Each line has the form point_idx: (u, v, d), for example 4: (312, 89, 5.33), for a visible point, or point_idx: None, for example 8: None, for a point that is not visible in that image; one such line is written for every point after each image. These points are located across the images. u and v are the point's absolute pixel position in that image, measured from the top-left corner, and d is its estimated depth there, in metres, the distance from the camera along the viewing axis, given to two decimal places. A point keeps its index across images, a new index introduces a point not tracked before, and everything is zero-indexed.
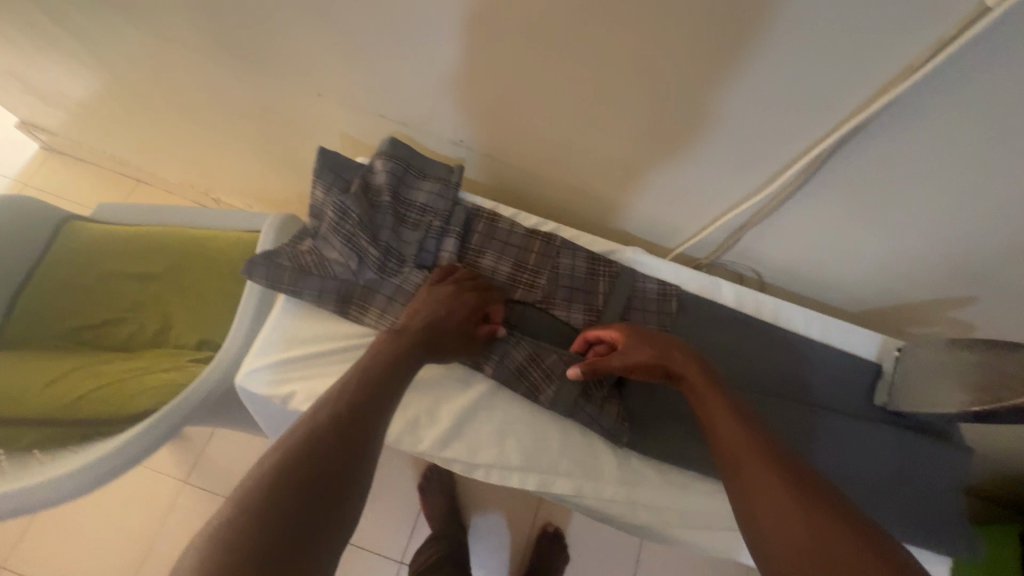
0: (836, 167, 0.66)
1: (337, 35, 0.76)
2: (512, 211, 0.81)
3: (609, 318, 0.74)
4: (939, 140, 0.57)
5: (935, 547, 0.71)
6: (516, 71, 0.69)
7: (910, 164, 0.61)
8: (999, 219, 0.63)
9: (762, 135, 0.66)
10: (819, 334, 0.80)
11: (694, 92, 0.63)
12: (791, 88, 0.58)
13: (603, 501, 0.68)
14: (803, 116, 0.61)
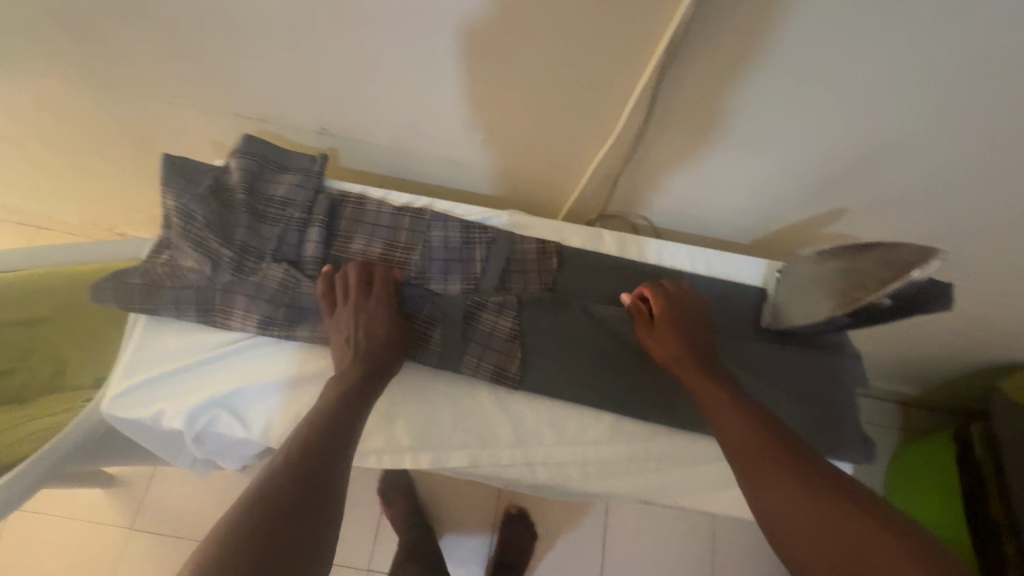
0: (672, 96, 0.66)
1: (159, 33, 0.73)
2: (382, 192, 0.79)
3: (487, 285, 0.73)
4: (748, 49, 0.58)
5: (835, 456, 0.72)
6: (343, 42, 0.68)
7: (735, 79, 0.62)
8: (832, 120, 0.65)
9: (596, 73, 0.65)
10: (704, 269, 0.80)
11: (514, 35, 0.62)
12: (599, 18, 0.58)
13: (502, 469, 0.67)
14: (623, 46, 0.61)
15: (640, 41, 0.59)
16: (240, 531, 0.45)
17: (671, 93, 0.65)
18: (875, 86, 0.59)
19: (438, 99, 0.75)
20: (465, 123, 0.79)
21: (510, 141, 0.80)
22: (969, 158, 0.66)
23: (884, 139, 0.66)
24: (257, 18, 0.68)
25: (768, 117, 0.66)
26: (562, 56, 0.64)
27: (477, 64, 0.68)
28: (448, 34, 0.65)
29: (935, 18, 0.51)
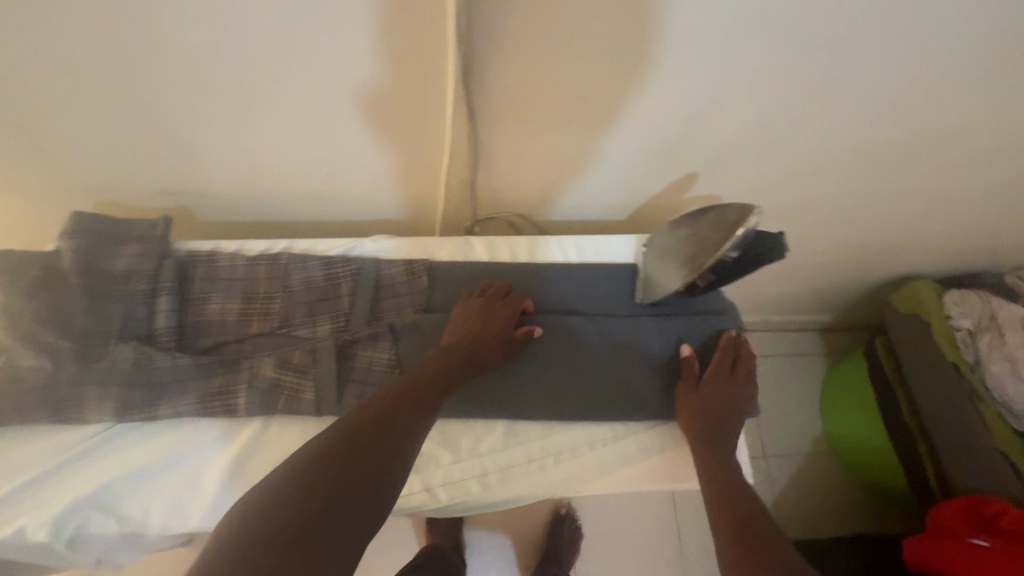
0: (488, 96, 0.65)
1: None
2: (236, 243, 0.76)
3: (357, 318, 0.71)
4: (534, 40, 0.58)
5: (725, 415, 0.73)
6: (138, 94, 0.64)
7: (536, 70, 0.62)
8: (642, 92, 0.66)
9: (407, 87, 0.64)
10: (576, 256, 0.80)
11: (310, 61, 0.60)
12: (382, 32, 0.57)
13: (403, 501, 0.66)
14: (417, 58, 0.60)
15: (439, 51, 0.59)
16: (294, 481, 0.47)
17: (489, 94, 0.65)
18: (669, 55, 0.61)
19: (269, 138, 0.73)
20: (305, 158, 0.76)
21: (359, 168, 0.79)
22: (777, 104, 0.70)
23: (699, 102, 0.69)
24: (43, 91, 0.63)
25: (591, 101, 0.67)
26: (369, 76, 0.63)
27: (294, 98, 0.66)
28: (242, 71, 0.62)
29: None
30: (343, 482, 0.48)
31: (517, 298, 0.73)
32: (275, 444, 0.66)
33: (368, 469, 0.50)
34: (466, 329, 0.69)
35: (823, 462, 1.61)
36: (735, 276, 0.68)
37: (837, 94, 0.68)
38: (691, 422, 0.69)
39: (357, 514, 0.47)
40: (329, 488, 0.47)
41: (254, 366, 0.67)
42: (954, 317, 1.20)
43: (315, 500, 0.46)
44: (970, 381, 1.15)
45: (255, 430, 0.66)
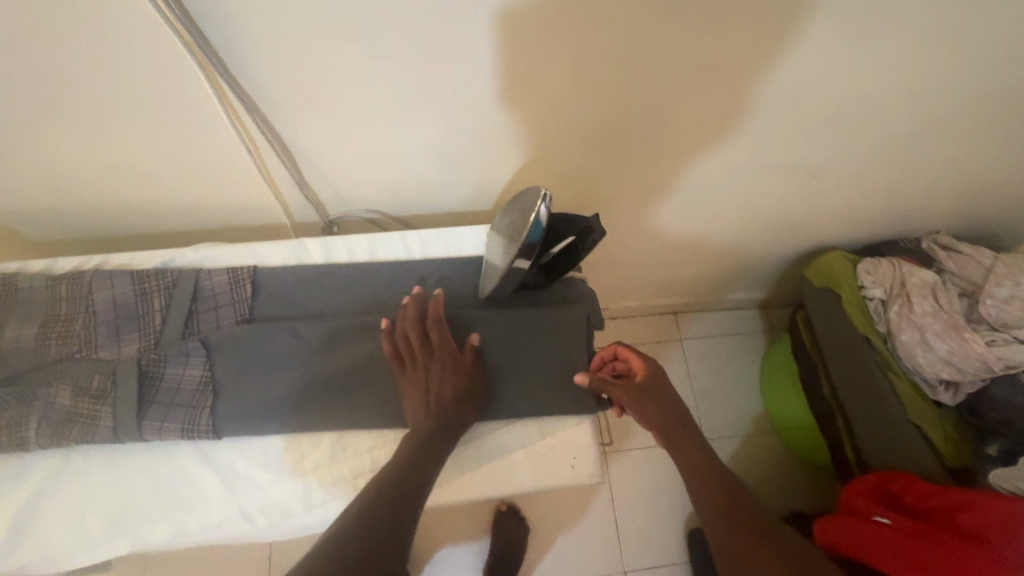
0: (265, 77, 0.61)
1: None
2: (44, 262, 0.70)
3: (168, 334, 0.67)
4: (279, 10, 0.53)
5: (573, 410, 0.69)
6: None
7: (300, 42, 0.57)
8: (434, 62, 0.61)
9: (176, 78, 0.59)
10: (420, 252, 0.76)
11: (50, 55, 0.55)
12: (108, 14, 0.52)
13: (214, 528, 0.61)
14: (162, 39, 0.55)
15: (183, 31, 0.54)
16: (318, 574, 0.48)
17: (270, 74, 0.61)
18: (444, 20, 0.57)
19: (58, 148, 0.67)
20: (109, 167, 0.71)
21: (173, 175, 0.73)
22: (589, 68, 0.65)
23: (506, 71, 0.64)
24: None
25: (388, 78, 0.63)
26: (128, 69, 0.58)
27: (60, 100, 0.61)
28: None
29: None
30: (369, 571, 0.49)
31: (441, 325, 0.66)
32: (73, 477, 0.61)
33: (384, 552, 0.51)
34: (421, 385, 0.64)
35: (765, 441, 1.58)
36: (563, 266, 0.65)
37: (651, 52, 0.63)
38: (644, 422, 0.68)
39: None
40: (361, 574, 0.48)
41: (49, 395, 0.62)
42: (866, 287, 1.16)
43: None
44: (884, 352, 1.12)
45: (53, 461, 0.61)
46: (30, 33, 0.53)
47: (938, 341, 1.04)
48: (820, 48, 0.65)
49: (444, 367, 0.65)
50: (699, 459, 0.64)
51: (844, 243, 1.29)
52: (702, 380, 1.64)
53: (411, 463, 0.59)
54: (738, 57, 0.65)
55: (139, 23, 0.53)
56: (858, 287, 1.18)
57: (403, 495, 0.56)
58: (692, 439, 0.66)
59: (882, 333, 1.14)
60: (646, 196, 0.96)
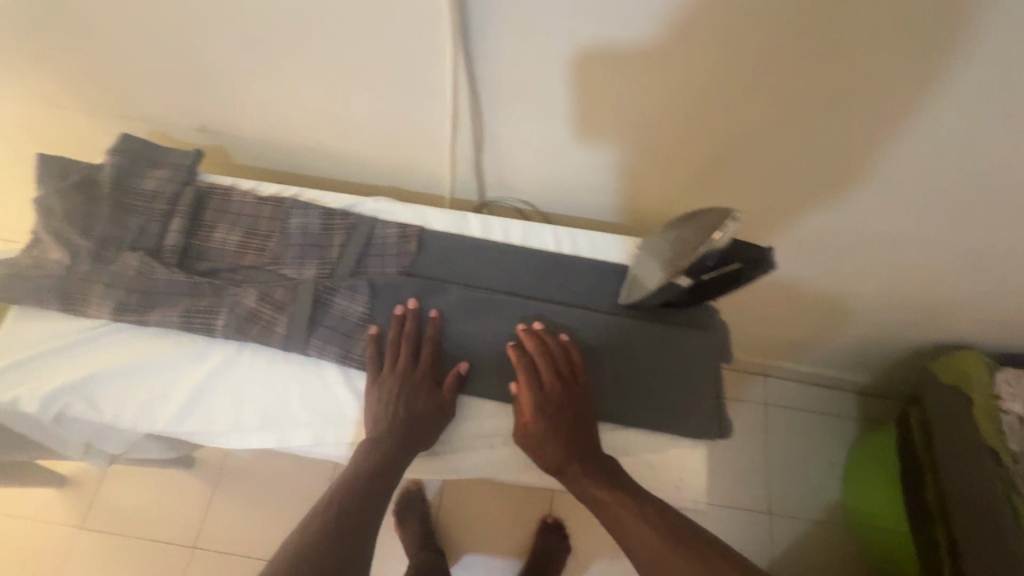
0: (490, 64, 0.67)
1: (44, 49, 0.80)
2: (252, 184, 0.82)
3: (342, 268, 0.75)
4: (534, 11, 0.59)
5: (683, 433, 0.71)
6: (186, 31, 0.73)
7: (535, 40, 0.63)
8: (646, 78, 0.65)
9: (419, 54, 0.68)
10: (569, 249, 0.80)
11: (329, 13, 0.65)
12: None
13: (347, 447, 0.67)
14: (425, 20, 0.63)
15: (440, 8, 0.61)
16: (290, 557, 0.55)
17: (492, 58, 0.67)
18: (672, 36, 0.60)
19: (291, 87, 0.78)
20: (324, 111, 0.81)
21: (373, 130, 0.82)
22: (788, 110, 0.66)
23: (704, 95, 0.67)
24: (101, 12, 0.72)
25: (598, 81, 0.67)
26: (382, 36, 0.67)
27: (312, 46, 0.71)
28: (272, 19, 0.68)
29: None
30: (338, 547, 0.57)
31: (439, 350, 0.71)
32: (243, 367, 0.70)
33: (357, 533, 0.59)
34: (402, 389, 0.68)
35: (835, 532, 1.47)
36: (722, 281, 0.64)
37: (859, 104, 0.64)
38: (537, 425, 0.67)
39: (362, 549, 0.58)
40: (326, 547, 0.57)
41: (239, 294, 0.71)
42: (1004, 398, 1.07)
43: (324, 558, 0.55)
44: (1011, 471, 1.01)
45: (229, 352, 0.70)
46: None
47: None
48: None
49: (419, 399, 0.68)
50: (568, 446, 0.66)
51: (981, 345, 1.19)
52: (779, 449, 1.56)
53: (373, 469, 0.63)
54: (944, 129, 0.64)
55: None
56: (993, 396, 1.08)
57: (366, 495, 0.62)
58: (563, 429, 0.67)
59: (1013, 451, 1.03)
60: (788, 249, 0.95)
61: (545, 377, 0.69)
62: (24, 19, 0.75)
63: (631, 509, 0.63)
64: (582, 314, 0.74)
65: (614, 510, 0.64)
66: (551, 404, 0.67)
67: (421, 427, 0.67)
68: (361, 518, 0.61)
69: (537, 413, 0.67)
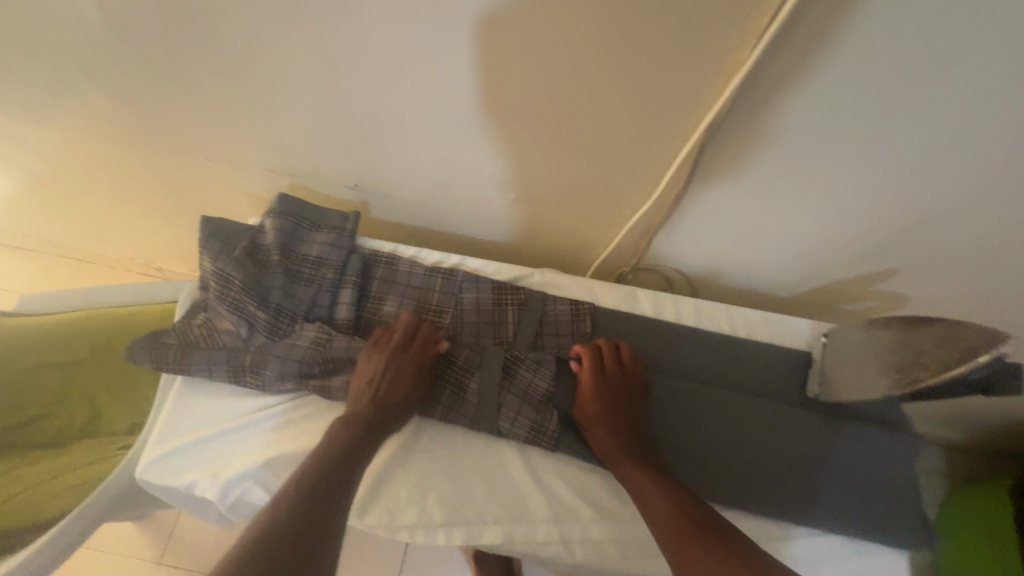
0: (713, 154, 0.65)
1: (218, 102, 0.77)
2: (413, 250, 0.79)
3: (520, 347, 0.72)
4: (789, 114, 0.57)
5: (881, 539, 0.67)
6: (385, 100, 0.70)
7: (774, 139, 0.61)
8: (877, 179, 0.63)
9: (637, 136, 0.66)
10: (745, 331, 0.77)
11: (554, 94, 0.63)
12: (639, 81, 0.58)
13: (538, 546, 0.64)
14: (662, 108, 0.61)
15: (689, 99, 0.59)
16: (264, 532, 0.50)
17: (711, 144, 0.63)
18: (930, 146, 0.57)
19: (472, 154, 0.76)
20: (499, 178, 0.79)
21: (545, 198, 0.80)
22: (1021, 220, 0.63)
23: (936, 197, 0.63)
24: (297, 78, 0.70)
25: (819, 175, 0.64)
26: (603, 119, 0.64)
27: (514, 120, 0.68)
28: (487, 97, 0.66)
29: (1008, 73, 0.48)
30: (305, 524, 0.52)
31: (433, 337, 0.69)
32: (424, 453, 0.67)
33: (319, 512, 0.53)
34: (383, 374, 0.65)
35: None
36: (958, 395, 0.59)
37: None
38: (597, 408, 0.66)
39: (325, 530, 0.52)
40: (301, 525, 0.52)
41: None
42: None
43: (287, 534, 0.50)
44: None
45: (410, 435, 0.67)
46: (558, 76, 0.61)
47: None
48: None
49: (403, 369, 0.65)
50: (618, 429, 0.65)
51: None
52: None
53: (336, 445, 0.60)
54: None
55: (659, 91, 0.59)
56: None
57: (330, 480, 0.57)
58: (611, 410, 0.65)
59: None
60: None
61: (608, 366, 0.68)
62: (212, 74, 0.73)
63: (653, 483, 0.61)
64: (771, 405, 0.71)
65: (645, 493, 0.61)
66: (607, 389, 0.66)
67: (397, 410, 0.64)
68: (323, 497, 0.55)
69: (595, 395, 0.66)
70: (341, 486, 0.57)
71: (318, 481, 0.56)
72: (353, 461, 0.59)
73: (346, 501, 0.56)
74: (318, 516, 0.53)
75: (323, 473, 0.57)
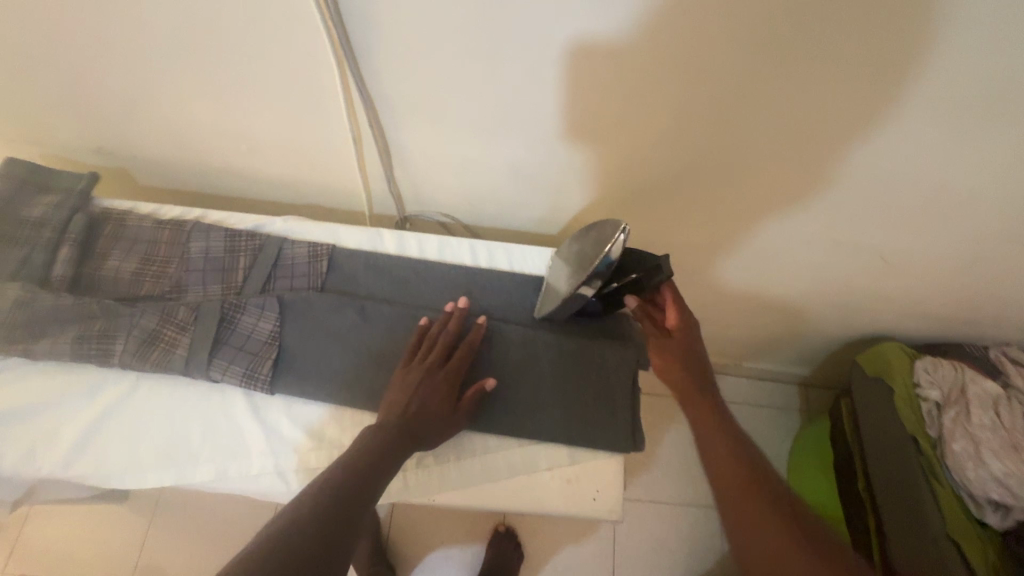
0: (383, 90, 0.65)
1: None
2: (152, 207, 0.78)
3: (247, 292, 0.72)
4: (419, 38, 0.58)
5: (603, 445, 0.68)
6: (66, 59, 0.68)
7: (423, 68, 0.62)
8: (542, 101, 0.64)
9: (308, 79, 0.65)
10: (486, 263, 0.79)
11: (210, 39, 0.62)
12: (268, 18, 0.58)
13: (253, 480, 0.65)
14: (307, 48, 0.61)
15: (325, 24, 0.57)
16: (276, 534, 0.47)
17: (462, 86, 0.64)
18: (570, 51, 0.58)
19: (187, 106, 0.73)
20: (225, 133, 0.77)
21: (278, 153, 0.79)
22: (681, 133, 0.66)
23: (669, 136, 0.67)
24: None
25: (622, 136, 0.68)
26: (269, 62, 0.64)
27: (196, 72, 0.67)
28: (151, 46, 0.65)
29: None
30: (331, 528, 0.49)
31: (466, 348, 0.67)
32: (141, 402, 0.66)
33: (345, 515, 0.51)
34: (421, 389, 0.64)
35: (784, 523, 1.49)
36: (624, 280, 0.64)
37: (759, 115, 0.62)
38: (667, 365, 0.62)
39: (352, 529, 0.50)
40: (321, 528, 0.48)
41: (136, 318, 0.68)
42: (921, 385, 1.09)
43: (311, 531, 0.48)
44: (928, 455, 1.02)
45: (124, 385, 0.67)
46: (198, 20, 0.60)
47: (994, 459, 0.95)
48: (935, 155, 0.62)
49: (438, 387, 0.64)
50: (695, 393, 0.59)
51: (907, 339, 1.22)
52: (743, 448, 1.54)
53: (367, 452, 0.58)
54: (848, 135, 0.62)
55: (294, 27, 0.59)
56: (913, 384, 1.10)
57: (355, 478, 0.55)
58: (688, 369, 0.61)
59: (933, 438, 1.04)
60: (718, 260, 0.93)
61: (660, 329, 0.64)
62: None
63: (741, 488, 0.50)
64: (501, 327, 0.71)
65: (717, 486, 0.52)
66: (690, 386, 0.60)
67: (430, 432, 0.63)
68: (350, 499, 0.53)
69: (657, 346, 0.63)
70: (370, 485, 0.55)
71: (344, 486, 0.54)
72: (381, 467, 0.58)
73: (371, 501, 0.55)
74: (343, 519, 0.50)
75: (354, 475, 0.55)
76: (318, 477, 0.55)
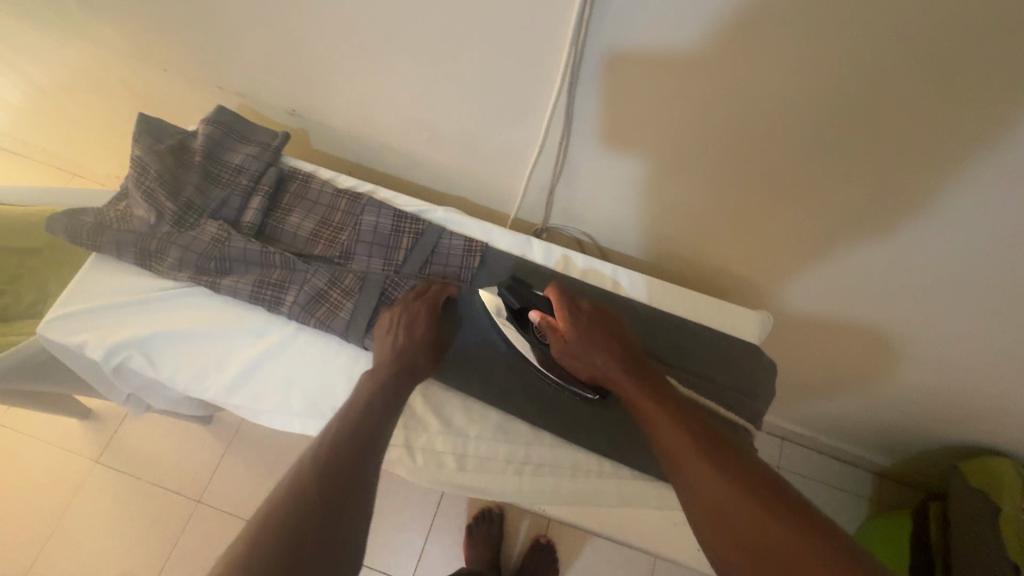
0: (581, 115, 0.68)
1: (163, 19, 0.82)
2: (331, 173, 0.84)
3: (406, 271, 0.77)
4: (640, 79, 0.60)
5: None
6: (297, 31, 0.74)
7: (632, 106, 0.63)
8: (738, 155, 0.65)
9: (514, 92, 0.69)
10: (626, 291, 0.81)
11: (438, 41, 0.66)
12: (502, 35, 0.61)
13: None
14: (529, 67, 0.64)
15: (556, 51, 0.60)
16: (270, 517, 0.49)
17: (662, 128, 0.65)
18: (791, 120, 0.58)
19: (388, 90, 0.78)
20: (412, 120, 0.82)
21: (454, 146, 0.83)
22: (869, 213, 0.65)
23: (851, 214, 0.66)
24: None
25: (800, 203, 0.68)
26: (485, 70, 0.67)
27: (412, 63, 0.72)
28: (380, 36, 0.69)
29: (816, 53, 0.50)
30: (323, 505, 0.52)
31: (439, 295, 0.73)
32: (299, 352, 0.72)
33: (338, 493, 0.53)
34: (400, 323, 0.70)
35: None
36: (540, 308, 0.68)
37: (971, 223, 0.58)
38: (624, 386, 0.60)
39: (343, 507, 0.53)
40: (310, 505, 0.51)
41: (308, 275, 0.73)
42: None
43: (305, 511, 0.50)
44: None
45: (287, 332, 0.73)
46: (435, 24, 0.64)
47: None
48: None
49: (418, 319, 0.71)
50: (669, 421, 0.56)
51: None
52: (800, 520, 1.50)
53: (360, 423, 0.61)
54: None
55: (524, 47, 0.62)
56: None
57: (349, 455, 0.57)
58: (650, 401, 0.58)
59: None
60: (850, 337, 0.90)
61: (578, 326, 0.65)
62: None
63: (718, 484, 0.49)
64: None
65: (686, 476, 0.51)
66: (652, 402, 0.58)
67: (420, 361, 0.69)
68: (344, 476, 0.55)
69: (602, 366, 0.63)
70: (364, 458, 0.58)
71: (337, 461, 0.56)
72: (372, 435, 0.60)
73: (365, 473, 0.57)
74: (334, 497, 0.53)
75: (344, 452, 0.57)
76: (311, 446, 0.58)
